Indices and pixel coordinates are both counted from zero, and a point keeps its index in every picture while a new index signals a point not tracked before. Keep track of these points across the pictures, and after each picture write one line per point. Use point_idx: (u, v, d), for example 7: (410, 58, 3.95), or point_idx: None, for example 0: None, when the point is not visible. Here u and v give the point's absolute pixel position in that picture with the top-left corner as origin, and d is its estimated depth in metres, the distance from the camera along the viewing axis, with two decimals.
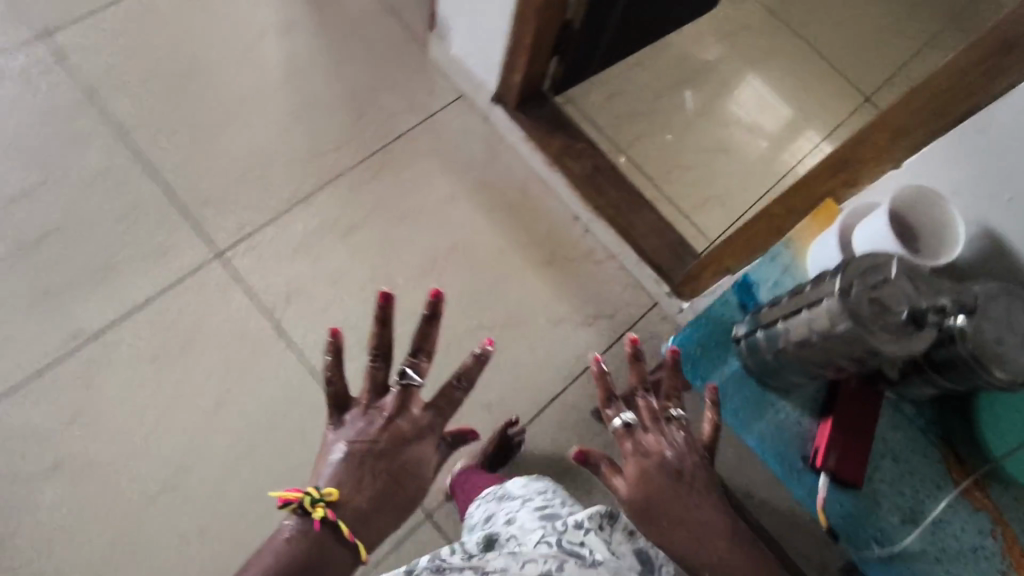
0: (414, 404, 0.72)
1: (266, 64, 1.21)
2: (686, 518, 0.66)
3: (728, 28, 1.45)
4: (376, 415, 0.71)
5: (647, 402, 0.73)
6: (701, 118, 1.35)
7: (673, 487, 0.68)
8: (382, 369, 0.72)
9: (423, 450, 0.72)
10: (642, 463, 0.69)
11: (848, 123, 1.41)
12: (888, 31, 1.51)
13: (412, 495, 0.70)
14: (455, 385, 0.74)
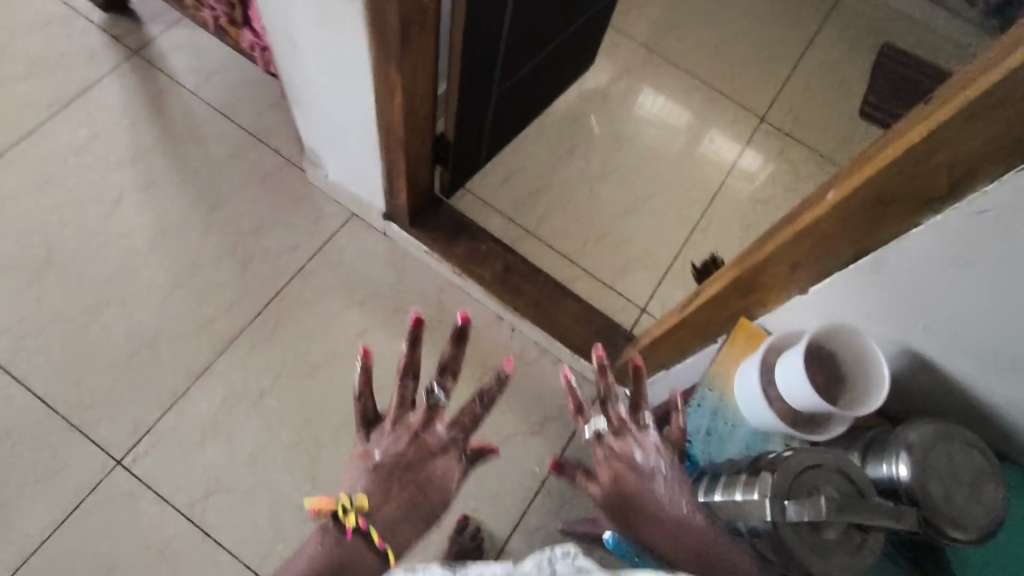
0: (442, 420, 0.64)
1: (131, 234, 1.11)
2: (669, 527, 0.54)
3: (613, 78, 1.41)
4: (402, 431, 0.63)
5: (619, 399, 0.60)
6: (605, 179, 1.31)
7: (651, 492, 0.55)
8: (411, 385, 0.65)
9: (446, 467, 0.63)
10: (614, 471, 0.57)
11: (749, 149, 1.39)
12: (772, 46, 1.50)
13: (436, 508, 0.62)
14: (479, 403, 0.65)
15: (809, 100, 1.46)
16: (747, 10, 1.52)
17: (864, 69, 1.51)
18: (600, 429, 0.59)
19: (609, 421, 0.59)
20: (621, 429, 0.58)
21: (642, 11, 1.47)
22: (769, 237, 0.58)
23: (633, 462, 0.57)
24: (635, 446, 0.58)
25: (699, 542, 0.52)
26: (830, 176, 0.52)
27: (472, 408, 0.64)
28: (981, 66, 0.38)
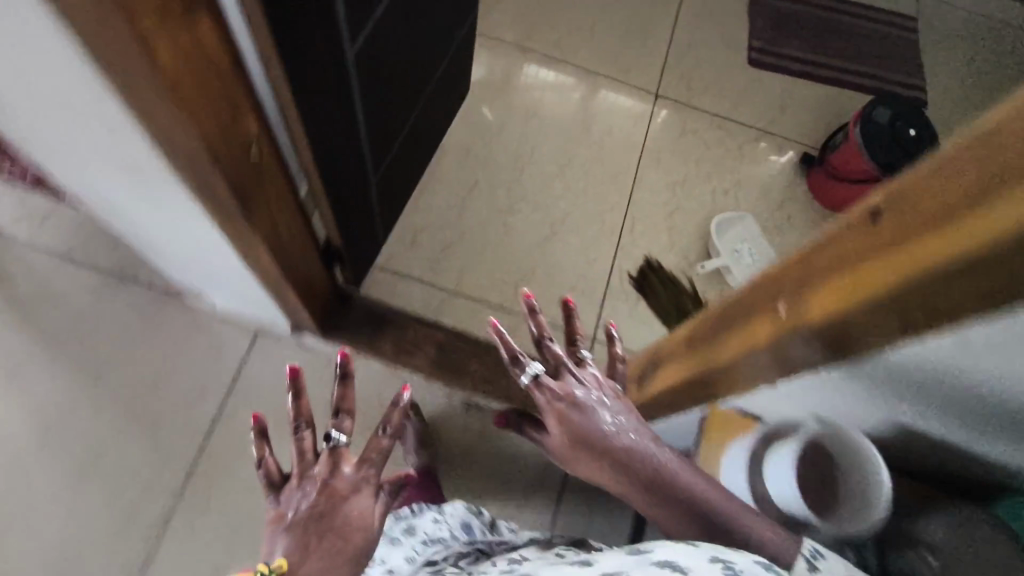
0: (347, 462, 0.62)
1: (7, 435, 0.95)
2: (620, 451, 0.61)
3: (494, 93, 1.30)
4: (311, 485, 0.59)
5: (553, 346, 0.68)
6: (515, 208, 1.23)
7: (597, 421, 0.63)
8: (307, 436, 0.64)
9: (365, 505, 0.59)
10: (561, 409, 0.64)
11: (652, 131, 1.33)
12: (646, 13, 1.42)
13: (361, 550, 0.56)
14: (384, 435, 0.66)
15: (696, 61, 1.39)
16: None
17: (741, 14, 1.45)
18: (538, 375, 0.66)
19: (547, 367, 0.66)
20: (558, 370, 0.66)
21: (504, 10, 1.36)
22: (728, 322, 0.52)
23: (575, 399, 0.64)
24: (573, 383, 0.66)
25: (647, 459, 0.60)
26: (779, 261, 0.46)
27: (378, 436, 0.65)
28: (950, 194, 0.31)
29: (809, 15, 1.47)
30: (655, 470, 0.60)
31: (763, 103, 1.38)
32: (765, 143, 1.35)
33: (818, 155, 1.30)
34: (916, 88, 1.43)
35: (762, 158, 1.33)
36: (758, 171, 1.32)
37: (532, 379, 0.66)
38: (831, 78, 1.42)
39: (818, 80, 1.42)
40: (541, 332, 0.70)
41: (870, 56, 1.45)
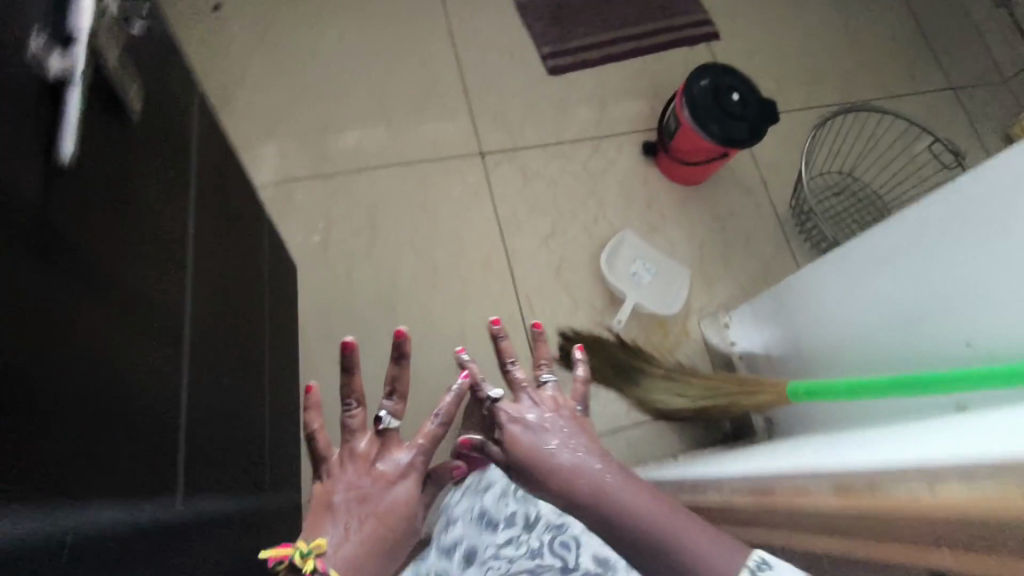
0: (395, 446, 0.69)
1: None
2: (563, 470, 0.67)
3: (322, 242, 1.16)
4: (355, 462, 0.67)
5: (515, 372, 0.81)
6: (409, 350, 1.11)
7: (545, 443, 0.71)
8: (359, 414, 0.71)
9: (406, 492, 0.65)
10: (513, 429, 0.73)
11: (499, 192, 1.23)
12: (426, 75, 1.30)
13: (396, 522, 0.63)
14: (435, 422, 0.71)
15: (501, 100, 1.30)
16: (374, 60, 1.30)
17: (516, 30, 1.37)
18: (498, 396, 0.77)
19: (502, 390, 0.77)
20: (517, 395, 0.78)
21: (284, 149, 1.21)
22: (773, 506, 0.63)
23: (526, 421, 0.74)
24: (528, 406, 0.76)
25: (586, 479, 0.65)
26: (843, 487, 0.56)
27: (428, 425, 0.69)
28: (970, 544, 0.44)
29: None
30: (595, 487, 0.64)
31: (584, 109, 1.31)
32: (606, 148, 1.29)
33: (656, 143, 1.27)
34: (703, 23, 1.44)
35: (611, 168, 1.27)
36: (614, 180, 1.26)
37: (493, 401, 0.77)
38: (630, 51, 1.38)
39: (620, 59, 1.38)
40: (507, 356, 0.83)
41: (650, 10, 1.42)
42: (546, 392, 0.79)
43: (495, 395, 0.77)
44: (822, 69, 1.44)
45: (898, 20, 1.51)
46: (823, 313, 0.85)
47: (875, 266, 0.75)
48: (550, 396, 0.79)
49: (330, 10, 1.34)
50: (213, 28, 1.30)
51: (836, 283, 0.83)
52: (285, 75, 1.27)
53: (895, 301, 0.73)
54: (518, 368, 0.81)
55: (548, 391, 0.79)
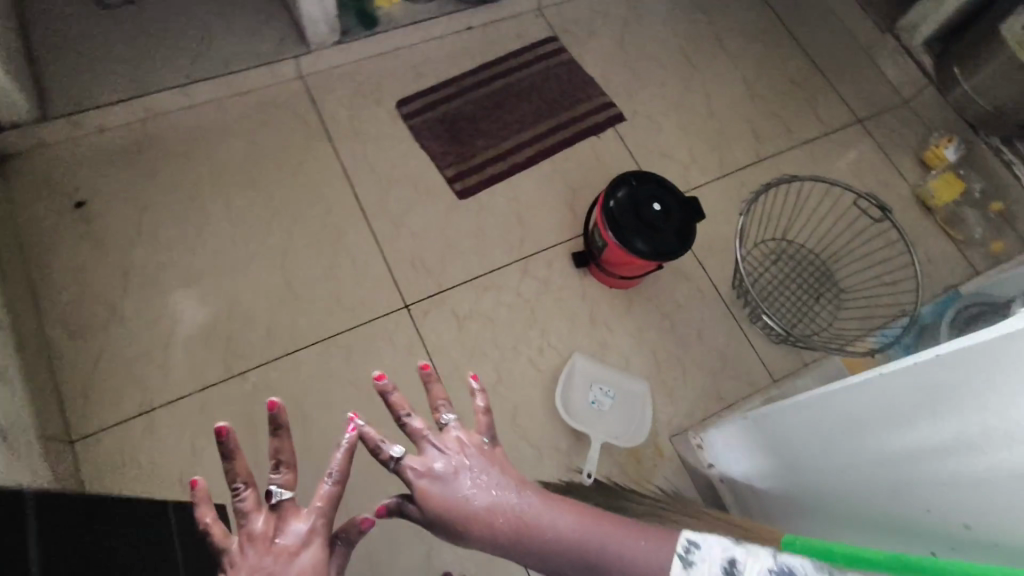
0: (293, 515, 0.62)
1: None
2: (483, 512, 0.68)
3: (251, 451, 1.05)
4: (254, 541, 0.61)
5: (412, 419, 0.73)
6: (371, 550, 1.02)
7: (458, 488, 0.70)
8: (250, 493, 0.63)
9: (312, 557, 0.60)
10: (424, 485, 0.70)
11: (432, 345, 1.14)
12: (330, 233, 1.21)
13: None
14: (329, 482, 0.65)
15: (414, 240, 1.21)
16: (270, 226, 1.20)
17: (415, 156, 1.28)
18: (400, 453, 0.71)
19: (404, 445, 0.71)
20: (421, 445, 0.73)
21: (188, 353, 1.09)
22: None
23: (434, 471, 0.70)
24: (433, 455, 0.72)
25: (507, 515, 0.68)
26: None
27: (319, 487, 0.64)
28: None
29: (469, 108, 1.33)
30: (517, 524, 0.68)
31: (504, 229, 1.24)
32: (536, 268, 1.21)
33: (586, 255, 1.20)
34: (605, 106, 1.38)
35: (546, 289, 1.20)
36: (551, 301, 1.19)
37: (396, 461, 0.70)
38: (537, 153, 1.31)
39: (529, 163, 1.30)
40: (398, 410, 0.74)
41: (548, 104, 1.36)
42: (450, 433, 0.74)
43: (396, 453, 0.71)
44: (734, 128, 1.41)
45: (794, 63, 1.50)
46: (807, 442, 0.79)
47: (853, 420, 0.71)
48: (454, 436, 0.74)
49: (210, 179, 1.22)
50: (78, 227, 1.15)
51: (809, 416, 0.77)
52: (173, 263, 1.15)
53: (875, 463, 0.68)
54: (414, 416, 0.74)
55: (453, 431, 0.74)
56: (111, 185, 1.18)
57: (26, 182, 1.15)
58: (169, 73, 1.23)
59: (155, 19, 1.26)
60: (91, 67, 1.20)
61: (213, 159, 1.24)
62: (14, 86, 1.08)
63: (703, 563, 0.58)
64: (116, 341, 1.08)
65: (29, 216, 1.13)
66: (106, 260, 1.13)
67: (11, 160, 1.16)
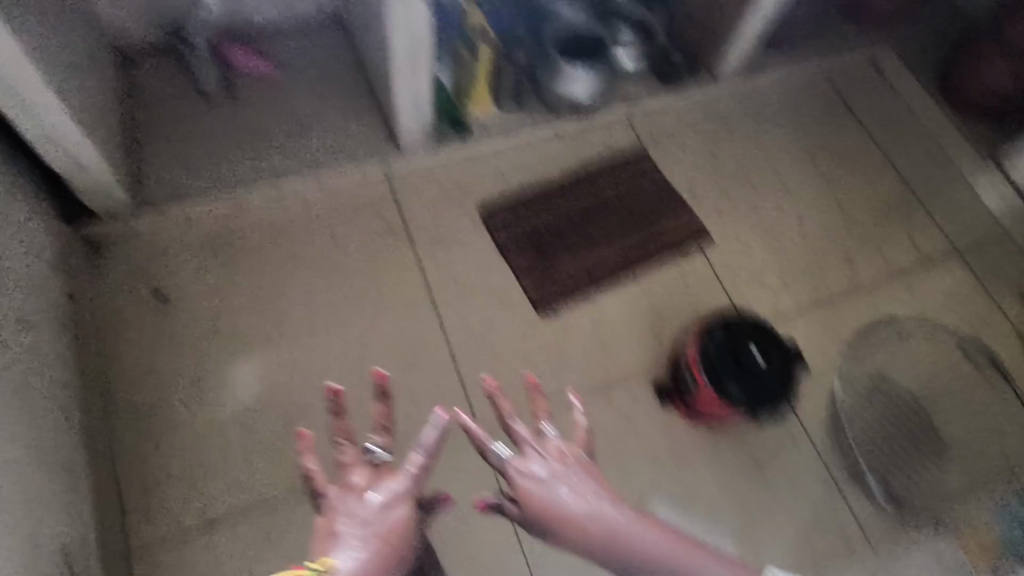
0: (389, 476, 0.63)
1: None
2: (581, 519, 0.66)
3: None
4: (353, 493, 0.62)
5: (516, 424, 0.68)
6: None
7: (558, 494, 0.66)
8: (349, 450, 0.63)
9: (402, 515, 0.62)
10: (524, 487, 0.66)
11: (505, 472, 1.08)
12: (406, 343, 1.17)
13: (395, 541, 0.61)
14: (422, 453, 0.64)
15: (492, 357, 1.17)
16: (346, 332, 1.17)
17: (497, 266, 1.25)
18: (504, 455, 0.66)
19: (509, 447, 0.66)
20: (522, 448, 0.68)
21: (255, 463, 1.06)
22: None
23: (535, 475, 0.66)
24: (534, 459, 0.67)
25: (601, 524, 0.66)
26: None
27: (414, 456, 0.64)
28: None
29: (555, 221, 1.31)
30: (610, 533, 0.66)
31: (586, 352, 1.19)
32: (617, 396, 1.16)
33: (669, 388, 1.14)
34: (692, 224, 1.34)
35: (626, 419, 1.14)
36: (631, 434, 1.13)
37: (499, 460, 0.66)
38: (621, 270, 1.28)
39: (612, 280, 1.26)
40: (502, 412, 0.68)
41: (634, 219, 1.33)
42: (553, 440, 0.69)
43: (500, 454, 0.66)
44: (826, 252, 1.35)
45: (887, 187, 1.45)
46: None
47: None
48: (555, 444, 0.69)
49: (291, 277, 1.20)
50: (156, 320, 1.13)
51: None
52: (249, 366, 1.12)
53: None
54: (518, 420, 0.68)
55: (555, 440, 0.69)
56: (193, 278, 1.17)
57: (112, 269, 1.15)
58: (261, 169, 1.23)
59: (250, 109, 1.26)
60: (186, 157, 1.21)
61: (296, 255, 1.22)
62: (117, 182, 1.08)
63: None
64: (183, 447, 1.05)
65: (109, 305, 1.12)
66: (180, 358, 1.11)
67: (99, 245, 1.16)
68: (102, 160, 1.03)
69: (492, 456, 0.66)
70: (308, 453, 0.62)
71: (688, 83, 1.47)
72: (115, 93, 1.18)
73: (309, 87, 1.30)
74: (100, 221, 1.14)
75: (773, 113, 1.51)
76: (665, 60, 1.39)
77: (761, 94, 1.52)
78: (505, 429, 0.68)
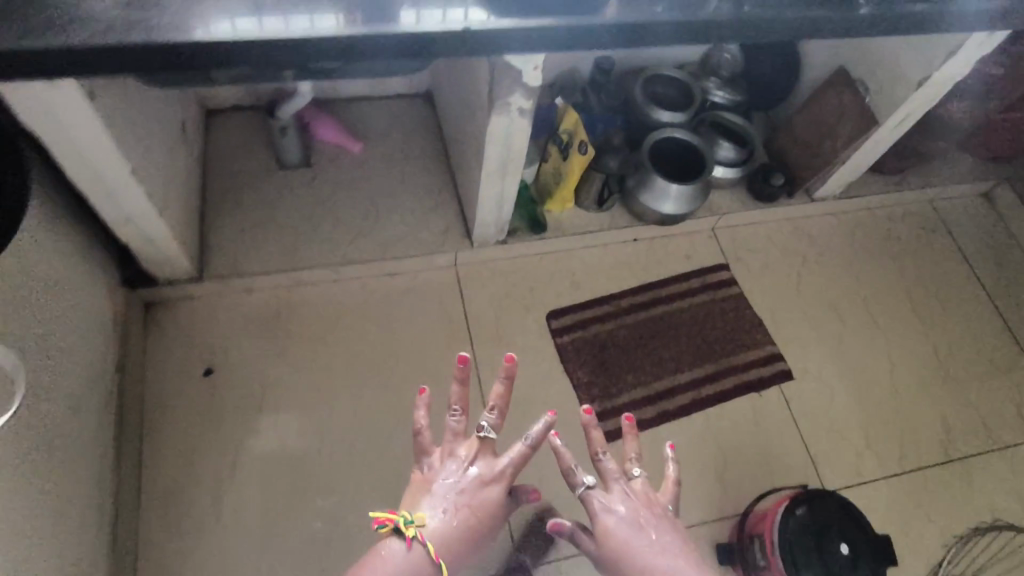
0: (488, 454, 0.83)
1: None
2: (660, 572, 0.73)
3: None
4: (458, 460, 0.82)
5: (605, 459, 0.81)
6: None
7: (638, 541, 0.75)
8: (462, 422, 0.84)
9: (493, 493, 0.80)
10: (605, 522, 0.77)
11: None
12: None
13: (482, 513, 0.79)
14: (525, 444, 0.82)
15: (539, 485, 1.08)
16: (389, 436, 1.10)
17: (557, 382, 1.17)
18: (591, 483, 0.79)
19: (595, 477, 0.79)
20: (608, 484, 0.80)
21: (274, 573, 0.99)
22: None
23: (617, 512, 0.77)
24: (619, 498, 0.79)
25: None
26: None
27: (519, 445, 0.81)
28: None
29: (621, 338, 1.22)
30: None
31: None
32: None
33: (735, 552, 1.02)
34: (772, 358, 1.23)
35: None
36: None
37: (585, 488, 0.79)
38: (690, 401, 1.17)
39: (677, 414, 1.16)
40: (595, 445, 0.81)
41: (710, 346, 1.23)
42: (637, 483, 0.81)
43: (587, 481, 0.79)
44: (918, 409, 1.22)
45: (994, 342, 1.31)
46: None
47: None
48: (640, 489, 0.80)
49: (341, 365, 1.15)
50: (200, 397, 1.09)
51: None
52: (284, 459, 1.06)
53: None
54: (609, 456, 0.81)
55: (640, 484, 0.81)
56: (244, 355, 1.13)
57: (165, 335, 1.12)
58: (327, 247, 1.18)
59: (326, 182, 1.23)
60: (255, 227, 1.17)
61: (348, 344, 1.17)
62: (182, 254, 1.05)
63: None
64: (204, 543, 0.99)
65: (155, 377, 1.09)
66: (217, 443, 1.06)
67: (155, 310, 1.13)
68: (170, 235, 1.00)
69: (581, 482, 0.79)
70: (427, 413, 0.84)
71: (785, 199, 1.34)
72: (197, 154, 1.17)
73: (387, 165, 1.26)
74: (160, 286, 1.11)
75: (873, 241, 1.39)
76: (762, 179, 1.30)
77: (861, 220, 1.41)
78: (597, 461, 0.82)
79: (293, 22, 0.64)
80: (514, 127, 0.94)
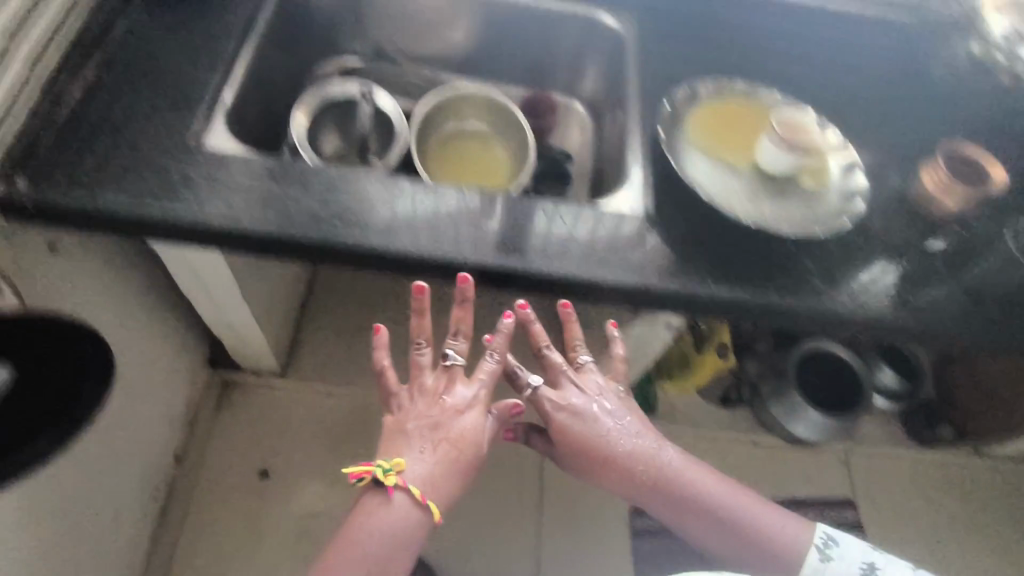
0: (464, 377, 0.64)
1: None
2: (627, 459, 0.64)
3: None
4: (423, 392, 0.63)
5: (551, 351, 0.67)
6: None
7: (598, 428, 0.64)
8: (424, 350, 0.64)
9: (475, 420, 0.62)
10: (563, 420, 0.64)
11: None
12: None
13: (472, 446, 0.61)
14: (491, 359, 0.64)
15: None
16: None
17: None
18: (536, 385, 0.65)
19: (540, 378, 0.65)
20: (558, 379, 0.66)
21: None
22: None
23: (574, 408, 0.65)
24: (572, 392, 0.65)
25: (643, 464, 0.64)
26: None
27: (486, 361, 0.63)
28: None
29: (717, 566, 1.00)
30: (657, 475, 0.64)
31: None
32: None
33: None
34: None
35: None
36: None
37: (533, 390, 0.65)
38: None
39: None
40: (538, 342, 0.66)
41: None
42: (590, 375, 0.67)
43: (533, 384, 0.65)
44: None
45: None
46: None
47: None
48: (593, 378, 0.67)
49: None
50: (245, 499, 1.01)
51: None
52: None
53: None
54: (554, 350, 0.67)
55: (592, 373, 0.67)
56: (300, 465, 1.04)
57: (232, 423, 1.06)
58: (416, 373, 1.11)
59: None
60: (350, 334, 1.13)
61: None
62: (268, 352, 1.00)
63: (843, 561, 0.61)
64: None
65: (211, 472, 1.02)
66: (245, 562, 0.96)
67: (231, 392, 1.08)
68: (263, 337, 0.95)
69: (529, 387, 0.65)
70: (383, 351, 0.64)
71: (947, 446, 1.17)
72: None
73: None
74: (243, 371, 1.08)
75: None
76: (924, 422, 1.15)
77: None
78: (541, 356, 0.67)
79: (442, 234, 0.56)
80: (653, 336, 0.80)
